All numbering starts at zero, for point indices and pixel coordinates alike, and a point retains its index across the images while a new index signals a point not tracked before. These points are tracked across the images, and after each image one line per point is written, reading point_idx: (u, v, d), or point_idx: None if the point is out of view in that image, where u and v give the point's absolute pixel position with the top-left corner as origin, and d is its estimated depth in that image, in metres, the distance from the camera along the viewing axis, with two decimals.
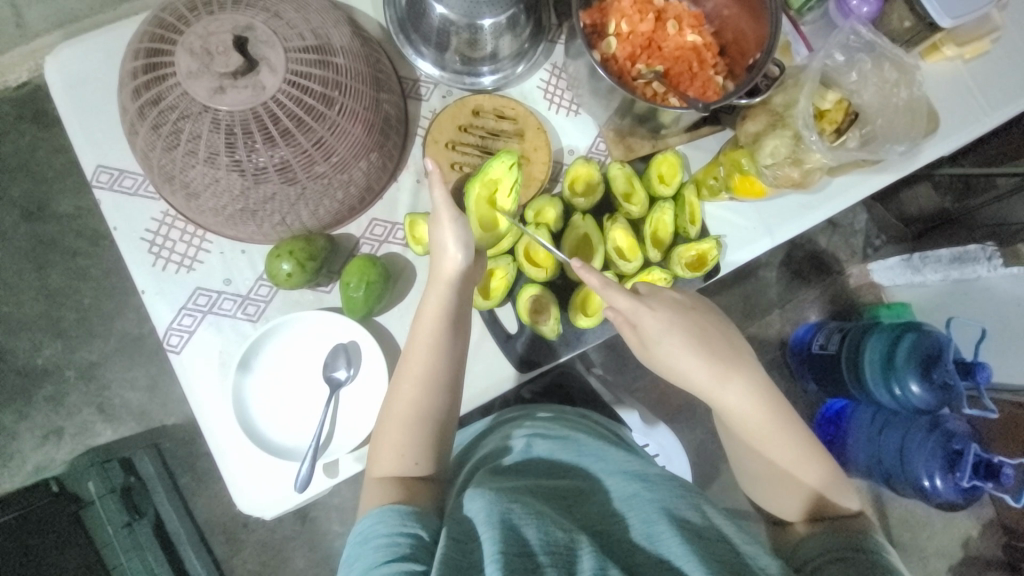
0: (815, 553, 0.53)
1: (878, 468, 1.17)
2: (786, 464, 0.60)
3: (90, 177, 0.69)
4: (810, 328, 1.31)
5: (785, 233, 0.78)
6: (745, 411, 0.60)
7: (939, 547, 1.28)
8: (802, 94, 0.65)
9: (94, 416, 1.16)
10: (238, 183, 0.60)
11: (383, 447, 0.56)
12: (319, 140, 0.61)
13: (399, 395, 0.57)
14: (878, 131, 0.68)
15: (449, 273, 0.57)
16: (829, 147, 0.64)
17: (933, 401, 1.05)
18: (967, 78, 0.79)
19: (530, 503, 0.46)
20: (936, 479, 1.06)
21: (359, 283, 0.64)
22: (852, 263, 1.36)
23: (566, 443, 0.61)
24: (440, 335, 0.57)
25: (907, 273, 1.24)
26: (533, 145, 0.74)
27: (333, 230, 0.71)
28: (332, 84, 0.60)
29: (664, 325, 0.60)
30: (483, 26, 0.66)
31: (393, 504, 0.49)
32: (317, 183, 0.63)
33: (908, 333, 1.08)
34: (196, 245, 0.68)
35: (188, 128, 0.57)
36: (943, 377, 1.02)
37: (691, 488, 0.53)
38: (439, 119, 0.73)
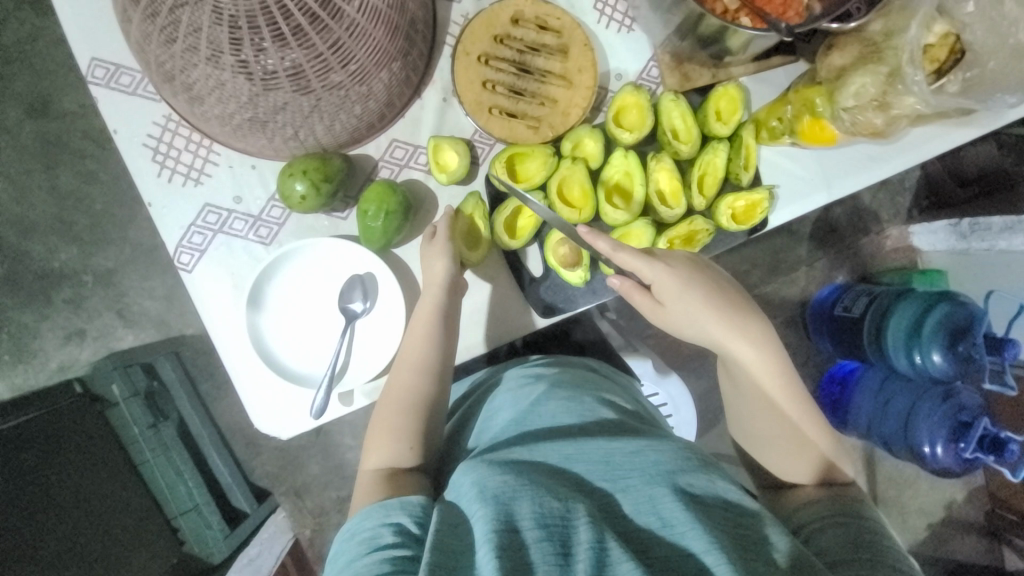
0: (813, 518, 0.53)
1: (879, 431, 1.18)
2: (795, 427, 0.61)
3: (84, 72, 0.62)
4: (836, 289, 1.26)
5: (845, 187, 0.70)
6: (752, 366, 0.61)
7: (923, 507, 1.32)
8: (912, 21, 0.53)
9: (115, 321, 1.18)
10: (246, 88, 0.53)
11: (377, 439, 0.57)
12: (336, 43, 0.52)
13: (393, 386, 0.60)
14: (987, 75, 0.58)
15: (439, 275, 0.62)
16: (930, 90, 0.54)
17: (952, 371, 1.02)
18: None
19: (522, 471, 0.46)
20: (936, 447, 1.05)
21: (380, 211, 0.60)
22: (894, 224, 1.28)
23: (571, 400, 0.59)
24: (433, 331, 0.61)
25: (951, 239, 1.17)
26: (578, 65, 0.64)
27: (350, 148, 0.65)
28: None
29: (680, 284, 0.61)
30: None
31: (379, 500, 0.48)
32: (333, 94, 0.56)
33: (940, 303, 1.03)
34: (204, 157, 0.63)
35: (187, 18, 0.49)
36: (969, 351, 0.99)
37: (701, 456, 0.52)
38: (472, 26, 0.63)
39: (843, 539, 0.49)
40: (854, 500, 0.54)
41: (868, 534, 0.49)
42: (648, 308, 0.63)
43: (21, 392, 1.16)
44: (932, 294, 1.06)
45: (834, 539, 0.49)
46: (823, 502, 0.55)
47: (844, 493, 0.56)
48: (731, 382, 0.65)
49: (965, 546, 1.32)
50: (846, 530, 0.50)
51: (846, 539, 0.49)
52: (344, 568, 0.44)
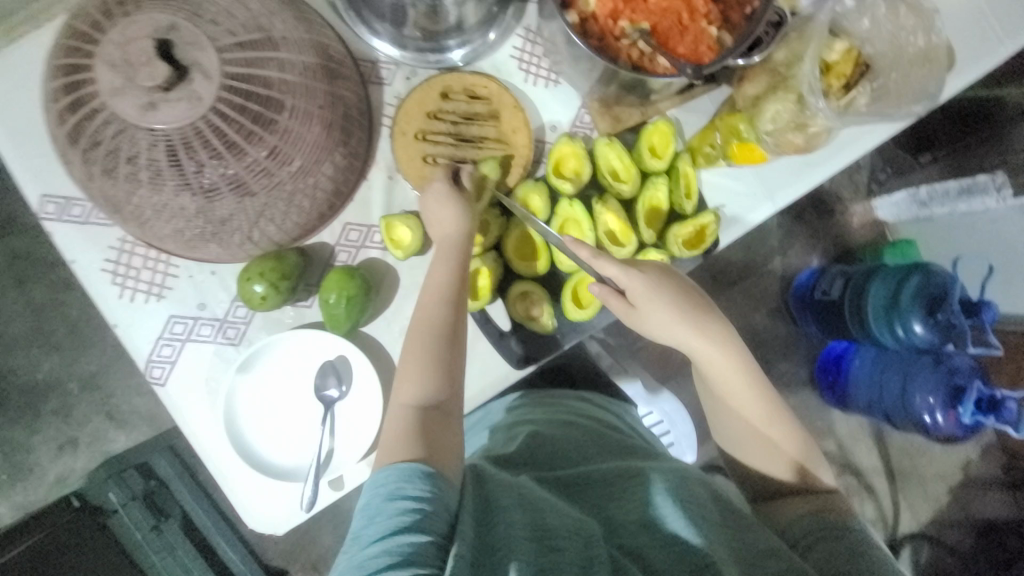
0: (805, 532, 0.55)
1: (879, 406, 1.20)
2: (764, 427, 0.63)
3: (36, 210, 0.64)
4: (813, 272, 1.28)
5: (787, 197, 0.72)
6: (723, 366, 0.62)
7: (939, 471, 1.34)
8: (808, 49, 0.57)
9: (106, 423, 1.17)
10: (191, 204, 0.55)
11: (412, 375, 0.54)
12: (271, 149, 0.55)
13: (423, 317, 0.57)
14: (891, 83, 0.61)
15: (448, 235, 0.60)
16: (836, 109, 0.58)
17: (936, 339, 1.05)
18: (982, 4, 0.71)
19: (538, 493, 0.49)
20: (937, 415, 1.08)
21: (343, 297, 0.62)
22: (857, 200, 1.31)
23: (567, 434, 0.63)
24: (456, 268, 0.58)
25: (913, 208, 1.22)
26: (511, 127, 0.67)
27: (304, 241, 0.66)
28: (278, 83, 0.54)
29: (650, 284, 0.62)
30: None
31: (418, 463, 0.45)
32: (278, 195, 0.58)
33: (911, 275, 1.06)
34: (163, 271, 0.64)
35: (127, 152, 0.52)
36: (948, 317, 1.02)
37: (690, 474, 0.56)
38: (405, 107, 0.66)
39: (836, 550, 0.52)
40: (839, 510, 0.57)
41: (859, 545, 0.52)
42: (621, 313, 0.63)
43: (22, 513, 1.14)
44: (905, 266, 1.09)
45: (830, 553, 0.52)
46: (811, 515, 0.57)
47: (828, 504, 0.58)
48: (706, 383, 0.65)
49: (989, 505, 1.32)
50: (838, 543, 0.53)
51: (840, 551, 0.52)
52: (370, 537, 0.40)
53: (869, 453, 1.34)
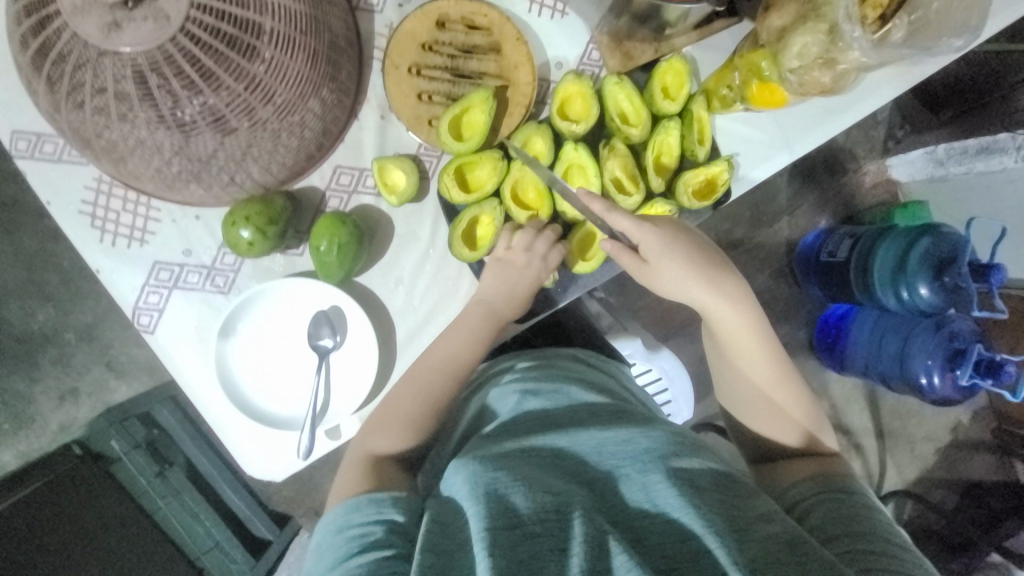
0: (807, 493, 0.53)
1: (877, 369, 1.20)
2: (769, 391, 0.62)
3: (5, 145, 0.60)
4: (820, 234, 1.24)
5: (806, 145, 0.68)
6: (735, 329, 0.61)
7: (929, 434, 1.36)
8: None
9: (106, 374, 1.17)
10: (168, 141, 0.51)
11: (381, 426, 0.57)
12: (251, 81, 0.50)
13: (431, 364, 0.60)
14: (931, 16, 0.56)
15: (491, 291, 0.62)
16: (873, 43, 0.53)
17: (940, 302, 1.03)
18: None
19: (517, 468, 0.45)
20: (934, 376, 1.08)
21: (335, 244, 0.59)
22: (871, 158, 1.25)
23: (556, 395, 0.58)
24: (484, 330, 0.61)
25: (929, 167, 1.18)
26: (513, 62, 0.62)
27: (292, 183, 0.62)
28: (254, 2, 0.48)
29: (664, 240, 0.59)
30: None
31: (367, 493, 0.48)
32: (262, 132, 0.54)
33: (922, 238, 1.03)
34: (144, 215, 0.61)
35: (92, 79, 0.47)
36: (955, 280, 1.00)
37: (689, 440, 0.52)
38: (398, 37, 0.60)
39: (835, 513, 0.50)
40: (842, 476, 0.55)
41: (860, 510, 0.50)
42: (631, 269, 0.61)
43: (26, 460, 1.16)
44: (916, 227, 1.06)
45: (828, 514, 0.50)
46: (811, 480, 0.55)
47: (830, 470, 0.57)
48: (714, 342, 0.64)
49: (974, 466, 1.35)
50: (837, 505, 0.51)
51: (838, 513, 0.50)
52: (330, 566, 0.43)
53: (861, 415, 1.35)
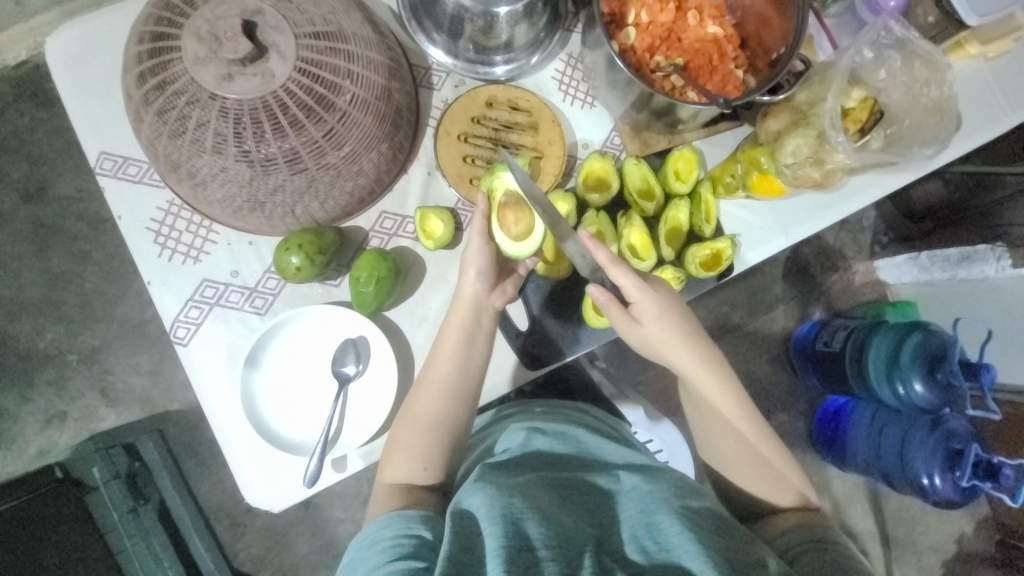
0: (795, 544, 0.57)
1: (877, 464, 1.21)
2: (755, 450, 0.65)
3: (92, 164, 0.67)
4: (814, 325, 1.34)
5: (799, 233, 0.76)
6: (714, 390, 0.64)
7: (933, 542, 1.33)
8: (829, 92, 0.63)
9: (98, 401, 1.16)
10: (246, 172, 0.59)
11: (396, 450, 0.59)
12: (329, 129, 0.59)
13: (416, 401, 0.61)
14: (904, 131, 0.66)
15: (468, 294, 0.62)
16: (854, 149, 0.63)
17: (936, 399, 1.07)
18: (989, 75, 0.85)
19: (529, 492, 0.48)
20: (934, 477, 1.08)
21: (374, 278, 0.64)
22: (859, 260, 1.38)
23: (564, 437, 0.61)
24: (464, 340, 0.62)
25: (914, 271, 1.27)
26: (547, 138, 0.72)
27: (341, 223, 0.70)
28: (343, 71, 0.59)
29: (660, 307, 0.62)
30: (499, 13, 0.65)
31: (397, 511, 0.51)
32: (327, 174, 0.62)
33: (914, 333, 1.09)
34: (203, 236, 0.67)
35: (195, 116, 0.56)
36: (948, 377, 1.04)
37: (690, 486, 0.53)
38: (451, 110, 0.70)
39: (823, 562, 0.53)
40: (823, 524, 0.59)
41: (843, 560, 0.53)
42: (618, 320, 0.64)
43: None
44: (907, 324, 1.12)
45: (816, 563, 0.53)
46: (796, 529, 0.59)
47: (811, 519, 0.60)
48: (693, 402, 0.67)
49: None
50: (823, 553, 0.54)
51: (826, 562, 0.53)
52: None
53: (863, 517, 1.35)
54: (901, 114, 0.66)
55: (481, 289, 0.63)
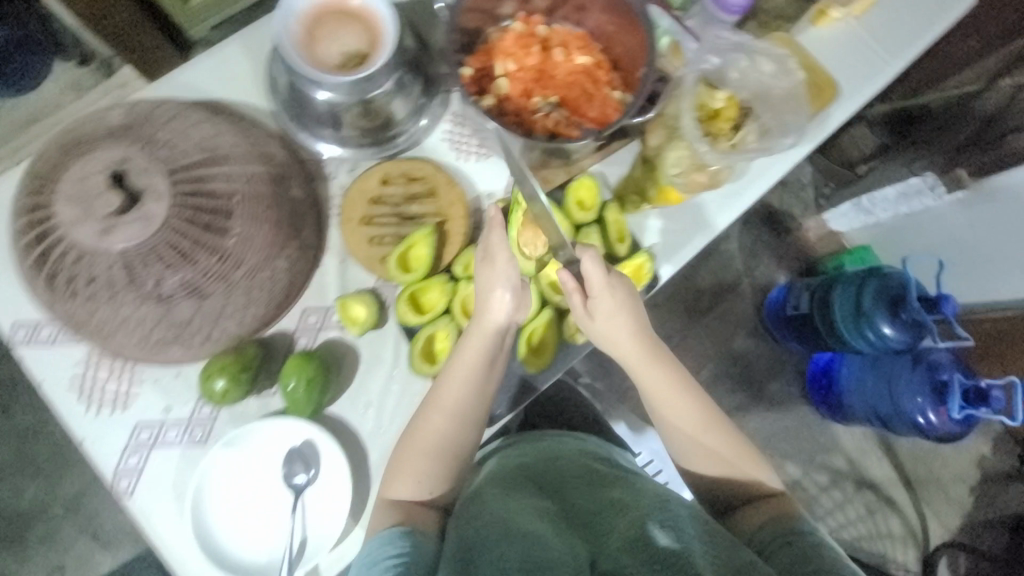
0: (767, 538, 0.64)
1: (876, 413, 1.37)
2: (717, 451, 0.71)
3: (8, 336, 0.67)
4: (783, 291, 1.50)
5: (714, 228, 0.78)
6: (665, 393, 0.71)
7: (954, 472, 1.55)
8: (685, 104, 0.66)
9: (90, 546, 1.13)
10: (152, 312, 0.60)
11: (404, 470, 0.65)
12: (222, 253, 0.60)
13: (427, 426, 0.66)
14: (772, 120, 0.68)
15: (495, 320, 0.65)
16: (720, 153, 0.65)
17: (909, 336, 1.21)
18: (864, 31, 0.91)
19: (529, 530, 0.60)
20: (929, 413, 1.23)
21: (304, 383, 0.64)
22: (808, 218, 1.58)
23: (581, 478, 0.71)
24: (476, 375, 0.65)
25: (860, 215, 1.42)
26: (448, 200, 0.73)
27: (265, 331, 0.68)
28: (225, 194, 0.60)
29: (618, 304, 0.66)
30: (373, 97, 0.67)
31: (397, 526, 0.61)
32: (234, 293, 0.62)
33: (872, 281, 1.24)
34: (129, 380, 0.66)
35: (86, 274, 0.57)
36: (910, 315, 1.19)
37: (672, 500, 0.64)
38: (349, 195, 0.72)
39: (794, 555, 0.60)
40: (791, 516, 0.66)
41: (809, 547, 0.60)
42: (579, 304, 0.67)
43: None
44: (860, 274, 1.28)
45: (787, 555, 0.60)
46: (767, 526, 0.66)
47: (781, 512, 0.67)
48: (653, 406, 0.72)
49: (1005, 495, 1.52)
50: (791, 547, 0.61)
51: (795, 553, 0.60)
52: None
53: (880, 463, 1.58)
54: (766, 107, 0.68)
55: (510, 309, 0.65)
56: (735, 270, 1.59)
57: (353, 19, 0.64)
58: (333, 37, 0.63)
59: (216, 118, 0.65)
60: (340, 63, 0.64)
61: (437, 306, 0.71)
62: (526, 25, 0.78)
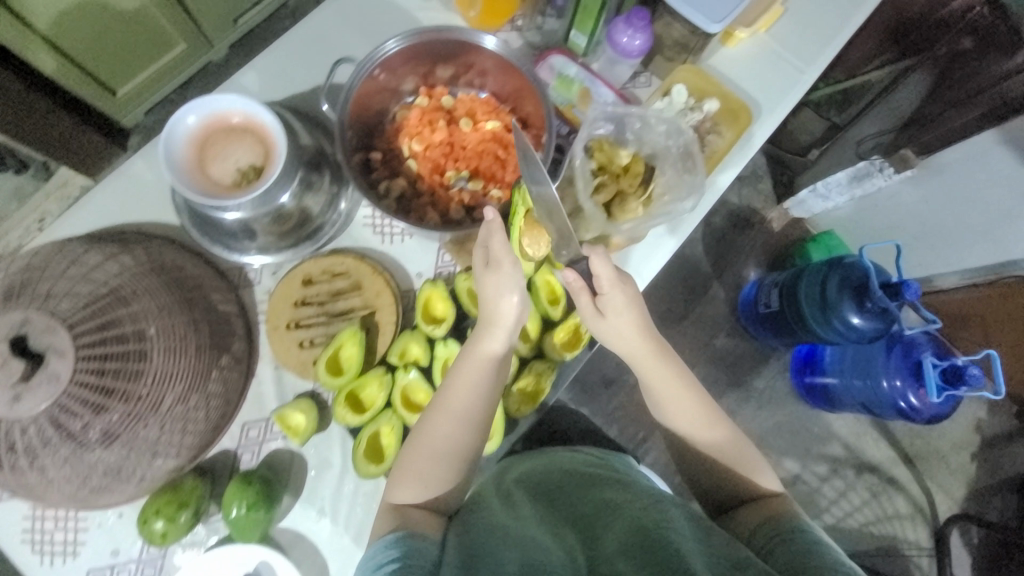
0: (766, 537, 0.61)
1: (863, 400, 1.33)
2: (725, 452, 0.71)
3: None
4: (754, 287, 1.49)
5: (647, 276, 0.78)
6: (673, 388, 0.69)
7: (955, 442, 1.51)
8: (578, 177, 0.67)
9: None
10: (79, 462, 0.59)
11: (409, 472, 0.64)
12: (138, 396, 0.59)
13: (435, 429, 0.64)
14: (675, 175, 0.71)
15: (490, 347, 0.64)
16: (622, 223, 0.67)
17: (879, 324, 1.13)
18: (774, 44, 0.90)
19: (531, 534, 0.57)
20: (910, 396, 1.20)
21: (247, 508, 0.63)
22: (770, 208, 1.59)
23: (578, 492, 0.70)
24: (483, 380, 0.64)
25: (819, 200, 1.41)
26: (374, 291, 0.72)
27: (204, 456, 0.67)
28: (135, 334, 0.59)
29: (626, 303, 0.64)
30: (283, 202, 0.66)
31: (398, 531, 0.59)
32: (162, 429, 0.62)
33: (833, 272, 1.19)
34: (74, 526, 0.66)
35: (7, 439, 0.57)
36: (877, 304, 1.09)
37: (668, 504, 0.63)
38: (273, 303, 0.71)
39: (792, 551, 0.57)
40: (788, 513, 0.63)
41: (805, 542, 0.58)
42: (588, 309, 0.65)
43: None
44: (823, 265, 1.23)
45: (786, 550, 0.58)
46: (765, 524, 0.63)
47: (779, 510, 0.65)
48: (658, 405, 0.72)
49: (1011, 457, 1.49)
50: (789, 542, 0.58)
51: (792, 548, 0.57)
52: None
53: (877, 445, 1.50)
54: (666, 163, 0.71)
55: (517, 312, 0.64)
56: (703, 273, 1.57)
57: (241, 132, 0.63)
58: (224, 155, 0.62)
59: (125, 254, 0.65)
60: (237, 180, 0.63)
61: (378, 403, 0.69)
62: (429, 98, 0.78)
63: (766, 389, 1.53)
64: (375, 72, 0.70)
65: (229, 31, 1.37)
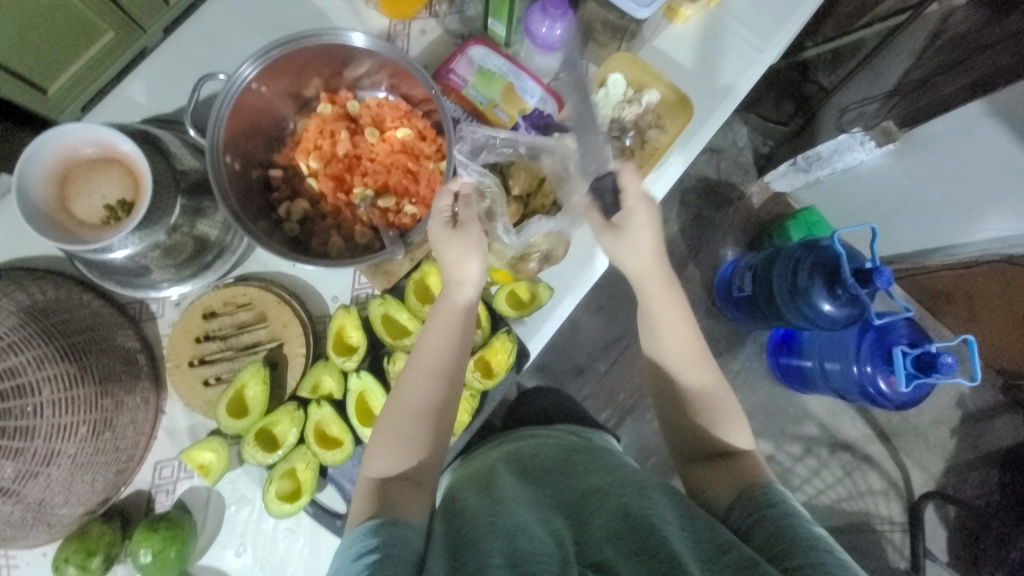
0: (744, 518, 0.54)
1: (834, 387, 1.26)
2: (700, 394, 0.65)
3: None
4: (729, 266, 1.37)
5: (584, 285, 0.74)
6: (665, 299, 0.64)
7: (935, 418, 1.41)
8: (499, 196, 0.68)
9: None
10: None
11: (383, 447, 0.59)
12: (29, 453, 0.54)
13: (410, 390, 0.60)
14: None
15: (463, 289, 0.61)
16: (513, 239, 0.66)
17: (847, 312, 1.03)
18: (726, 18, 0.80)
19: (517, 522, 0.52)
20: (882, 384, 1.12)
21: (155, 554, 0.62)
22: (750, 182, 1.44)
23: (568, 476, 0.65)
24: (458, 329, 0.61)
25: (799, 175, 1.28)
26: (281, 322, 0.69)
27: (117, 497, 0.67)
28: (21, 387, 0.54)
29: (645, 223, 0.62)
30: (173, 217, 0.59)
31: (373, 519, 0.51)
32: (58, 482, 0.58)
33: (805, 255, 1.09)
34: (5, 564, 0.67)
35: None
36: (848, 291, 0.99)
37: (650, 487, 0.58)
38: (173, 338, 0.68)
39: (774, 529, 0.51)
40: (762, 484, 0.57)
41: (785, 518, 0.51)
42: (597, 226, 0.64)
43: None
44: (797, 249, 1.12)
45: (766, 532, 0.51)
46: (742, 500, 0.56)
47: (752, 480, 0.58)
48: (651, 327, 0.66)
49: (991, 431, 1.39)
50: (768, 521, 0.52)
51: (770, 528, 0.51)
52: None
53: (853, 423, 1.41)
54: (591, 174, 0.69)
55: (471, 276, 0.61)
56: (678, 252, 1.43)
57: (106, 165, 0.58)
58: (90, 190, 0.58)
59: (10, 296, 0.59)
60: (106, 217, 0.58)
61: (288, 439, 0.66)
62: (332, 105, 0.70)
63: (741, 371, 1.43)
64: (255, 86, 0.62)
65: (162, 10, 1.05)
